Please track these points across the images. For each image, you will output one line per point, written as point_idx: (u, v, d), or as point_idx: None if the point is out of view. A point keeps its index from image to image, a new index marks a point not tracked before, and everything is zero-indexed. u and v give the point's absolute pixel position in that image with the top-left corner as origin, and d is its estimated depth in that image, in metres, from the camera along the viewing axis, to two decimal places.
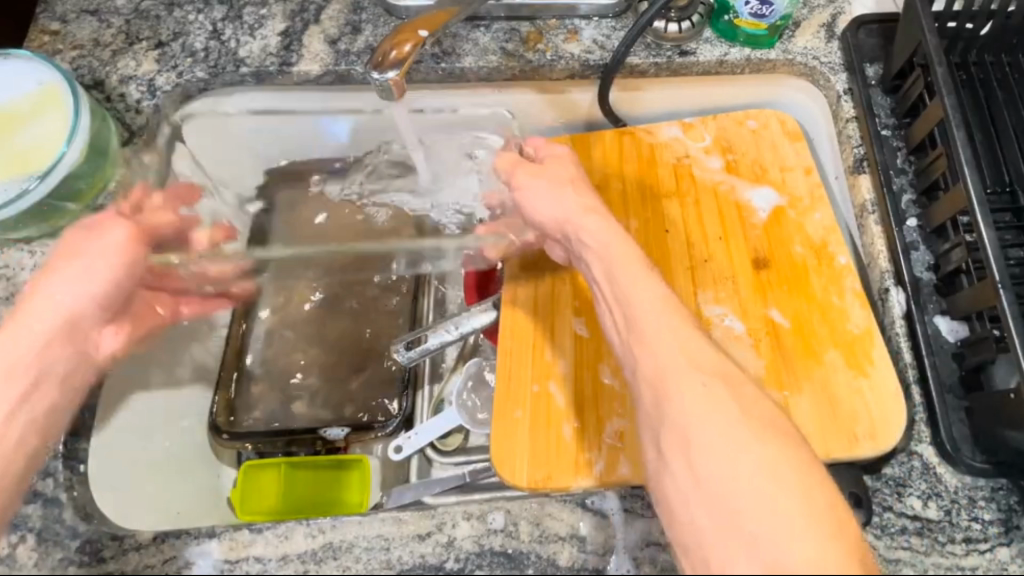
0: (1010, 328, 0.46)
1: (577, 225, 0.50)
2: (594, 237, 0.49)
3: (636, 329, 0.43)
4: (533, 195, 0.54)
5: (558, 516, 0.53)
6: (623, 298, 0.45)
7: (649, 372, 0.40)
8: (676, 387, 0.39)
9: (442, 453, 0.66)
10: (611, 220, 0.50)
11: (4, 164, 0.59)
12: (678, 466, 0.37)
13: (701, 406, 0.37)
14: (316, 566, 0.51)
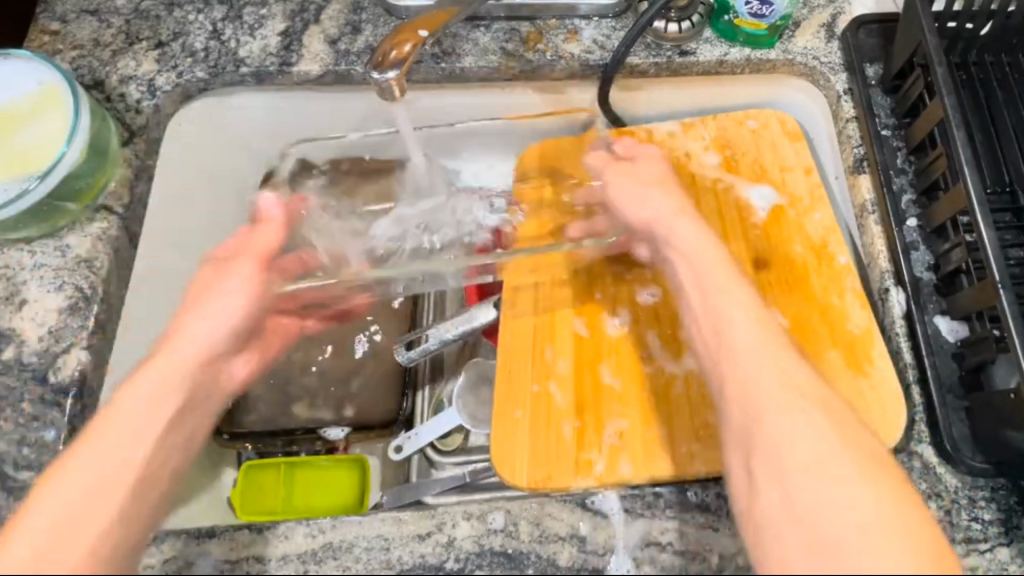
0: (1010, 328, 0.46)
1: (669, 228, 0.49)
2: (687, 240, 0.47)
3: (719, 342, 0.42)
4: (623, 190, 0.52)
5: (558, 516, 0.52)
6: (712, 310, 0.43)
7: (727, 388, 0.40)
8: (776, 410, 0.38)
9: (443, 453, 0.66)
10: (701, 223, 0.49)
11: (4, 164, 0.59)
12: (774, 497, 0.36)
13: (812, 437, 0.36)
14: (316, 566, 0.51)
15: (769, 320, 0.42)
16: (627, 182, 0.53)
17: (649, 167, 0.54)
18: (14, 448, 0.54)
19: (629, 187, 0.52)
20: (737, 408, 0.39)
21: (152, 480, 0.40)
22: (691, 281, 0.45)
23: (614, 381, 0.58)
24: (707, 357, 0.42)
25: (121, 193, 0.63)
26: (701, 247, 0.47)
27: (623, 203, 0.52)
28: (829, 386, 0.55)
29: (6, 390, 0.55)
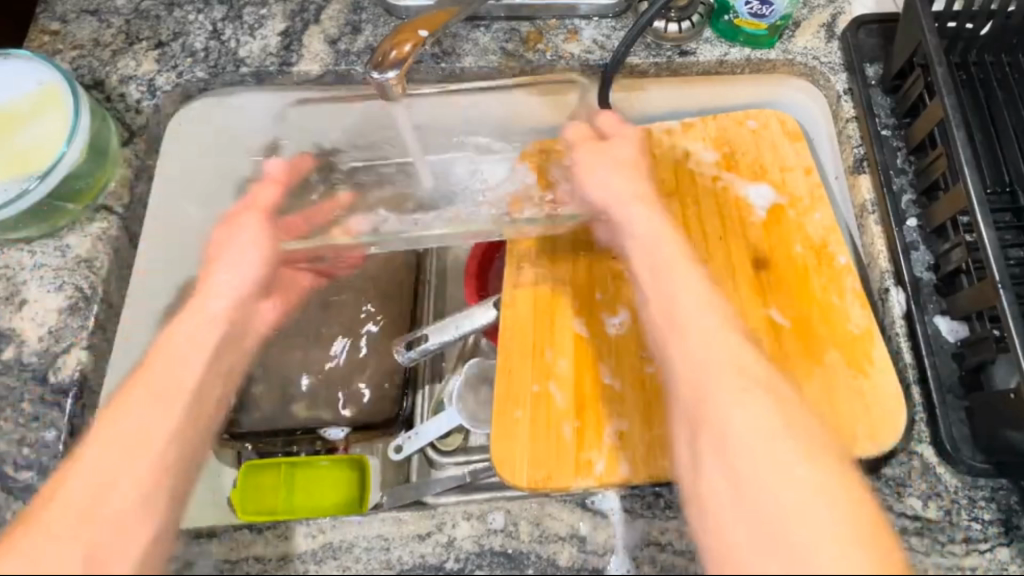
0: (1010, 328, 0.46)
1: (626, 215, 0.51)
2: (644, 225, 0.50)
3: (670, 320, 0.43)
4: (594, 171, 0.54)
5: (558, 516, 0.52)
6: (663, 296, 0.45)
7: (680, 360, 0.41)
8: (720, 386, 0.39)
9: (442, 453, 0.66)
10: (659, 211, 0.51)
11: (4, 164, 0.59)
12: (712, 470, 0.37)
13: (740, 406, 0.38)
14: (316, 566, 0.51)
15: (718, 301, 0.44)
16: (602, 162, 0.55)
17: (617, 145, 0.56)
18: (14, 449, 0.54)
19: (599, 170, 0.54)
20: (685, 382, 0.40)
21: (174, 471, 0.40)
22: (648, 265, 0.47)
23: (613, 381, 0.58)
24: (663, 326, 0.43)
25: (121, 193, 0.63)
26: (661, 233, 0.49)
27: (594, 177, 0.54)
28: (829, 386, 0.55)
29: (7, 390, 0.55)
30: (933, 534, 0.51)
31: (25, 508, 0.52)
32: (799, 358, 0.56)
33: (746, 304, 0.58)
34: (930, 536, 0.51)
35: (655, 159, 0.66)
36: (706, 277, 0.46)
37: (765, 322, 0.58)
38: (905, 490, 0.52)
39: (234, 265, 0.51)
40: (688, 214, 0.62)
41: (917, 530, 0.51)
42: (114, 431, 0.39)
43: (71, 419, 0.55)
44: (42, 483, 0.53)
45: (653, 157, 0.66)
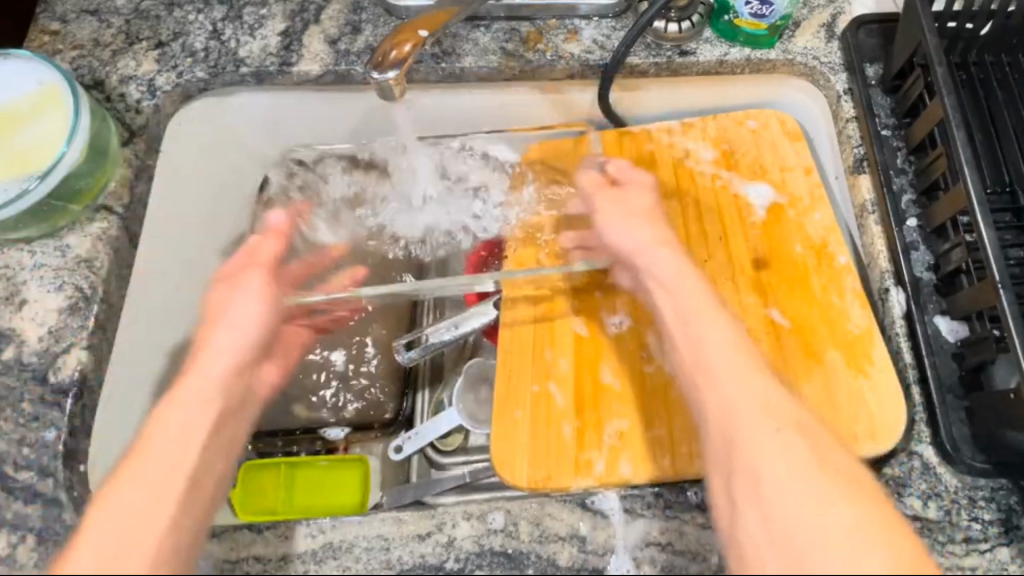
0: (1010, 328, 0.46)
1: (647, 257, 0.50)
2: (663, 269, 0.49)
3: (700, 368, 0.43)
4: (608, 217, 0.54)
5: (558, 516, 0.52)
6: (690, 339, 0.44)
7: (716, 415, 0.40)
8: (757, 432, 0.38)
9: (443, 453, 0.66)
10: (682, 254, 0.50)
11: (4, 164, 0.59)
12: (750, 515, 0.37)
13: (778, 454, 0.37)
14: (316, 566, 0.51)
15: (745, 347, 0.43)
16: (615, 210, 0.54)
17: (626, 194, 0.55)
18: (14, 448, 0.54)
19: (613, 215, 0.54)
20: (722, 435, 0.40)
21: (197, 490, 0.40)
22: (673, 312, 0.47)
23: (614, 382, 0.58)
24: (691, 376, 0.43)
25: (121, 193, 0.63)
26: (683, 276, 0.48)
27: (611, 229, 0.54)
28: (828, 386, 0.55)
29: (6, 390, 0.55)
30: (933, 533, 0.51)
31: (25, 508, 0.52)
32: (799, 358, 0.56)
33: (745, 304, 0.59)
34: (930, 535, 0.51)
35: (655, 159, 0.66)
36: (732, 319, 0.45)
37: (765, 322, 0.58)
38: (905, 490, 0.52)
39: (231, 320, 0.47)
40: (688, 214, 0.63)
41: (916, 530, 0.51)
42: (145, 465, 0.39)
43: (71, 419, 0.55)
44: (42, 483, 0.53)
45: (653, 157, 0.66)
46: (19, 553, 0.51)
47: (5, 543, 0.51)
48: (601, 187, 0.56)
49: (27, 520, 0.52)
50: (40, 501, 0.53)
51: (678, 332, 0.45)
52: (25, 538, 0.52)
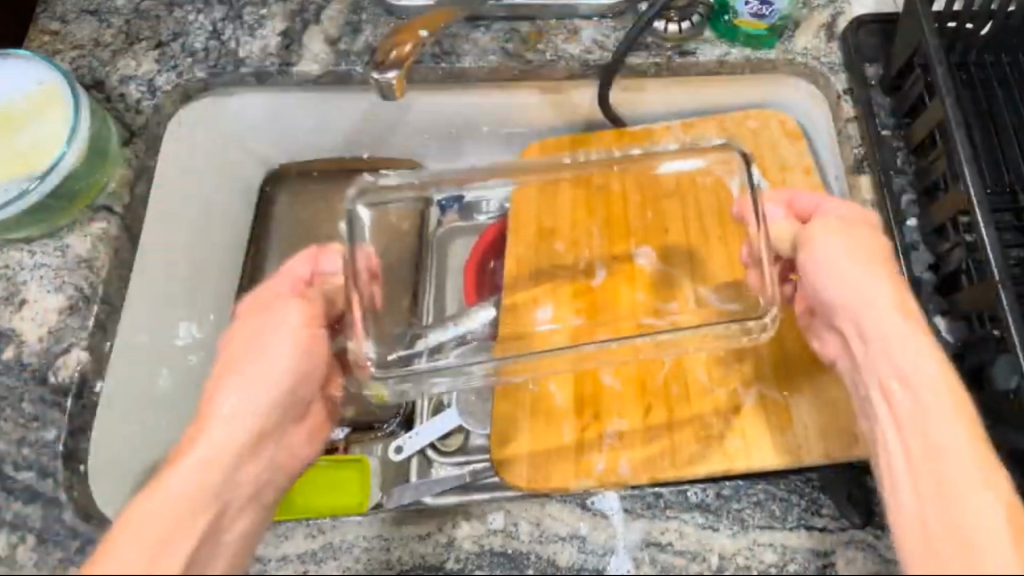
0: (1010, 326, 0.48)
1: (888, 348, 0.46)
2: (853, 291, 0.48)
3: (909, 386, 0.45)
4: (823, 258, 0.49)
5: (558, 516, 0.53)
6: (920, 428, 0.43)
7: (913, 470, 0.43)
8: (971, 489, 0.40)
9: (443, 453, 0.63)
10: (892, 287, 0.47)
11: (6, 163, 0.59)
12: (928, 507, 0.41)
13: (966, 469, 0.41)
14: (316, 566, 0.53)
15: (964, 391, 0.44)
16: (829, 262, 0.48)
17: (824, 235, 0.49)
18: (14, 448, 0.54)
19: (830, 253, 0.49)
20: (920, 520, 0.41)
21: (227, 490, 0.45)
22: (867, 357, 0.47)
23: (614, 381, 0.58)
24: (892, 426, 0.45)
25: (121, 194, 0.62)
26: (873, 304, 0.47)
27: (827, 288, 0.49)
28: (829, 387, 0.55)
29: (7, 390, 0.56)
30: None
31: (25, 509, 0.53)
32: (799, 359, 0.56)
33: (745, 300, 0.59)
34: None
35: (655, 159, 0.66)
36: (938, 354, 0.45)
37: None
38: None
39: (264, 336, 0.50)
40: (688, 211, 0.63)
41: None
42: (152, 507, 0.42)
43: (71, 419, 0.55)
44: (42, 483, 0.53)
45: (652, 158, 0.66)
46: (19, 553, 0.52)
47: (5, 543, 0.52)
48: (744, 207, 0.57)
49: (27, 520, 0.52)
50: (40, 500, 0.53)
51: (876, 365, 0.47)
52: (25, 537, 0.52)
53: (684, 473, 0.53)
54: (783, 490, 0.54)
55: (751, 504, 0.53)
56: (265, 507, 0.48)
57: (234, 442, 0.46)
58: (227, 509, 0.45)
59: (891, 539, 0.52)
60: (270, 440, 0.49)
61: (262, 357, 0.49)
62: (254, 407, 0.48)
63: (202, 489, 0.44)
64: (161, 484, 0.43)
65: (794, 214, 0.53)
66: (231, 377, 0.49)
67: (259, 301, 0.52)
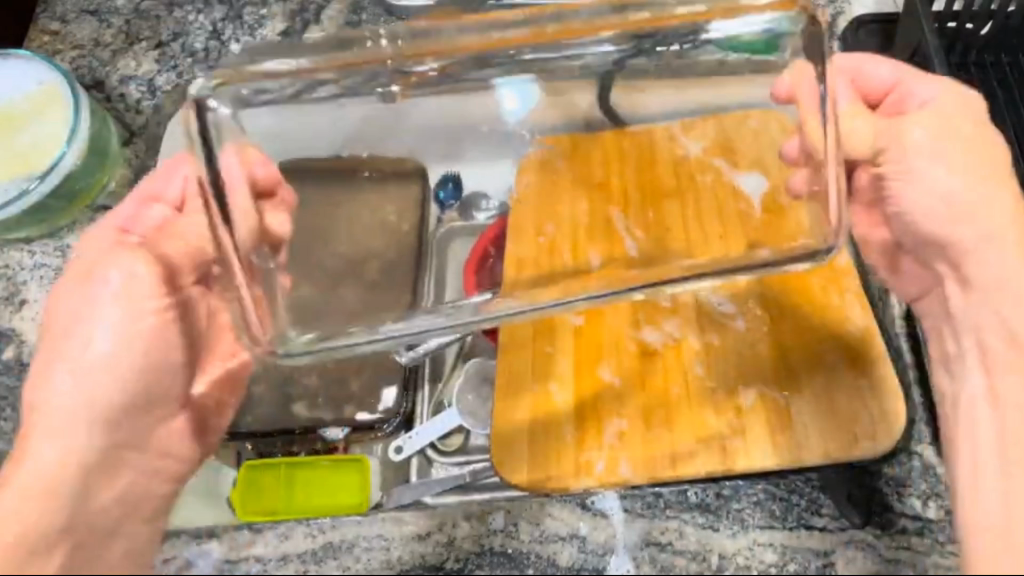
0: None
1: (978, 259, 0.50)
2: (976, 228, 0.50)
3: (1016, 346, 0.49)
4: (921, 184, 0.50)
5: (558, 516, 0.55)
6: (990, 431, 0.46)
7: (1001, 449, 0.45)
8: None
9: (443, 453, 0.63)
10: (1013, 190, 0.50)
11: (5, 163, 0.59)
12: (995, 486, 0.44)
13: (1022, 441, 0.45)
14: (315, 566, 0.51)
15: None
16: (925, 175, 0.50)
17: (914, 129, 0.51)
18: (14, 448, 0.54)
19: (922, 148, 0.50)
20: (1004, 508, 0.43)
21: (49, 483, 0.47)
22: (964, 300, 0.51)
23: (613, 378, 0.58)
24: (988, 413, 0.48)
25: (121, 193, 0.62)
26: (989, 236, 0.50)
27: (921, 212, 0.51)
28: (829, 385, 0.55)
29: (7, 390, 0.56)
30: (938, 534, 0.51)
31: None
32: (799, 357, 0.57)
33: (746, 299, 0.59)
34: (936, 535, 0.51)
35: (655, 159, 0.67)
36: None
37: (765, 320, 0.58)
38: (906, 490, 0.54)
39: (94, 314, 0.51)
40: (687, 215, 0.64)
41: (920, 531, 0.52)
42: (14, 487, 0.47)
43: None
44: None
45: (652, 158, 0.67)
46: None
47: None
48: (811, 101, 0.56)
49: None
50: None
51: (982, 323, 0.51)
52: None
53: (683, 472, 0.53)
54: (782, 490, 0.55)
55: (751, 503, 0.54)
56: (163, 496, 0.50)
57: (64, 435, 0.49)
58: (88, 479, 0.48)
59: (892, 538, 0.51)
60: (130, 442, 0.51)
61: (90, 300, 0.52)
62: (112, 351, 0.51)
63: (20, 464, 0.48)
64: (12, 481, 0.48)
65: (863, 94, 0.55)
66: (92, 272, 0.53)
67: (123, 239, 0.55)
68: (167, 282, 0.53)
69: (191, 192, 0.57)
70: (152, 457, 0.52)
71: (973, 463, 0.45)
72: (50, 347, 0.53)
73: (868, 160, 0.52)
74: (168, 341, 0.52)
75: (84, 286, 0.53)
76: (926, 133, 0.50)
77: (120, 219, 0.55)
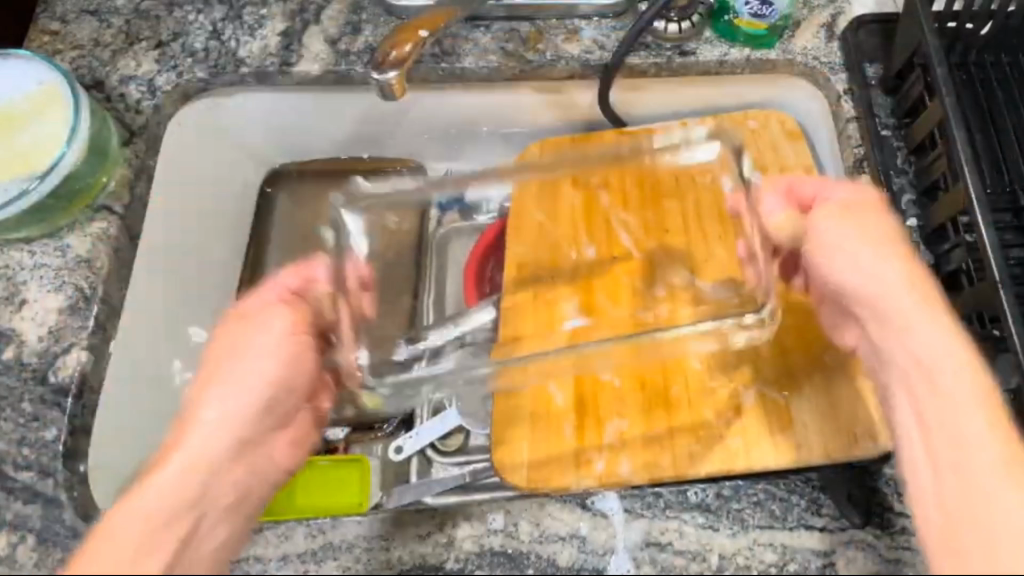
0: (1010, 327, 0.48)
1: (908, 330, 0.45)
2: (875, 280, 0.46)
3: (926, 372, 0.44)
4: (831, 243, 0.48)
5: (558, 515, 0.53)
6: (937, 410, 0.43)
7: (931, 456, 0.42)
8: (983, 455, 0.41)
9: (443, 453, 0.63)
10: (910, 266, 0.46)
11: (8, 163, 0.59)
12: (931, 485, 0.41)
13: (947, 452, 0.41)
14: (315, 566, 0.53)
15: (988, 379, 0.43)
16: (836, 244, 0.48)
17: (824, 221, 0.48)
18: (14, 449, 0.54)
19: (835, 240, 0.48)
20: (940, 505, 0.41)
21: (186, 502, 0.44)
22: (880, 325, 0.47)
23: (613, 378, 0.58)
24: (913, 411, 0.44)
25: (121, 193, 0.62)
26: (925, 304, 0.45)
27: (844, 278, 0.48)
28: (830, 384, 0.55)
29: (7, 390, 0.56)
30: None
31: (25, 509, 0.53)
32: (799, 358, 0.56)
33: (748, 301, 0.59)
34: None
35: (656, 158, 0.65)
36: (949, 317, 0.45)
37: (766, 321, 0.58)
38: (906, 489, 0.53)
39: (237, 354, 0.50)
40: (687, 215, 0.64)
41: None
42: (116, 530, 0.42)
43: (71, 419, 0.55)
44: (42, 483, 0.53)
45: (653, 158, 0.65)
46: (19, 553, 0.52)
47: (5, 542, 0.52)
48: (749, 198, 0.58)
49: (27, 520, 0.52)
50: (40, 501, 0.53)
51: (893, 351, 0.46)
52: (25, 537, 0.52)
53: (684, 472, 0.53)
54: (782, 490, 0.54)
55: (751, 504, 0.53)
56: (245, 518, 0.48)
57: (209, 452, 0.46)
58: (202, 521, 0.45)
59: (890, 538, 0.52)
60: (252, 448, 0.50)
61: (247, 357, 0.50)
62: (241, 407, 0.48)
63: (149, 485, 0.44)
64: (114, 519, 0.42)
65: (795, 202, 0.52)
66: (225, 352, 0.50)
67: (242, 309, 0.52)
68: (300, 322, 0.52)
69: (324, 281, 0.55)
70: (259, 460, 0.50)
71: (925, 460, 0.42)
72: (205, 374, 0.49)
73: (785, 244, 0.52)
74: (300, 369, 0.52)
75: (233, 352, 0.50)
76: (831, 224, 0.48)
77: (276, 294, 0.52)
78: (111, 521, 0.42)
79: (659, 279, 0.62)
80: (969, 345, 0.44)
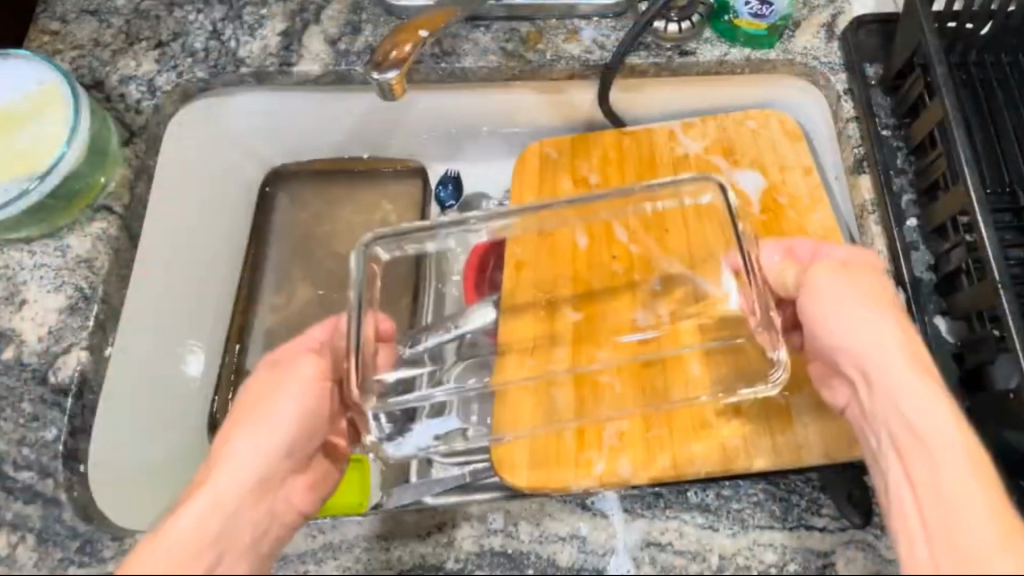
0: (1010, 326, 0.48)
1: (887, 374, 0.44)
2: (868, 335, 0.45)
3: (922, 441, 0.42)
4: (824, 290, 0.47)
5: (558, 516, 0.53)
6: (927, 477, 0.41)
7: (921, 524, 0.40)
8: (993, 549, 0.38)
9: (443, 453, 0.60)
10: (915, 346, 0.44)
11: (7, 163, 0.59)
12: (926, 546, 0.40)
13: (961, 494, 0.39)
14: (316, 566, 0.53)
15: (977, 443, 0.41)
16: (829, 295, 0.47)
17: (819, 274, 0.47)
18: (14, 448, 0.54)
19: (832, 297, 0.47)
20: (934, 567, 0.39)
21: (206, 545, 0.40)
22: (873, 400, 0.45)
23: (613, 381, 0.58)
24: (907, 485, 0.42)
25: (121, 193, 0.62)
26: (883, 341, 0.44)
27: (830, 327, 0.46)
28: None
29: (7, 390, 0.55)
30: None
31: (25, 509, 0.52)
32: (798, 359, 0.57)
33: None
34: None
35: (655, 159, 0.66)
36: (945, 394, 0.42)
37: None
38: None
39: (270, 397, 0.46)
40: None
41: None
42: (156, 553, 0.39)
43: (71, 419, 0.55)
44: (42, 483, 0.53)
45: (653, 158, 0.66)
46: (19, 553, 0.51)
47: (5, 542, 0.51)
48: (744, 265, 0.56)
49: (27, 520, 0.52)
50: (40, 501, 0.53)
51: (886, 420, 0.43)
52: (25, 537, 0.51)
53: (684, 473, 0.53)
54: (782, 490, 0.53)
55: (751, 504, 0.53)
56: (263, 558, 0.44)
57: (240, 487, 0.43)
58: (222, 560, 0.41)
59: None
60: (270, 490, 0.45)
61: (267, 417, 0.45)
62: (265, 448, 0.44)
63: (168, 531, 0.40)
64: (148, 546, 0.40)
65: (794, 259, 0.52)
66: (251, 414, 0.45)
67: (271, 358, 0.49)
68: (325, 368, 0.49)
69: (314, 340, 0.51)
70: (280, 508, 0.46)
71: (920, 528, 0.40)
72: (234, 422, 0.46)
73: (788, 291, 0.51)
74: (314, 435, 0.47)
75: (270, 393, 0.46)
76: (829, 279, 0.47)
77: (310, 342, 0.50)
78: (137, 564, 0.39)
79: (655, 270, 0.63)
80: (958, 410, 0.42)
